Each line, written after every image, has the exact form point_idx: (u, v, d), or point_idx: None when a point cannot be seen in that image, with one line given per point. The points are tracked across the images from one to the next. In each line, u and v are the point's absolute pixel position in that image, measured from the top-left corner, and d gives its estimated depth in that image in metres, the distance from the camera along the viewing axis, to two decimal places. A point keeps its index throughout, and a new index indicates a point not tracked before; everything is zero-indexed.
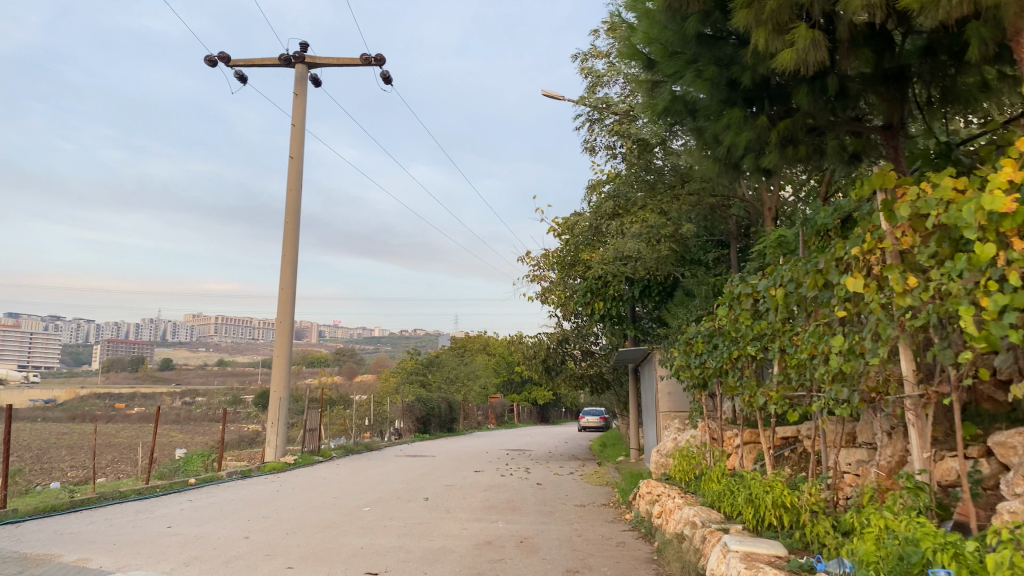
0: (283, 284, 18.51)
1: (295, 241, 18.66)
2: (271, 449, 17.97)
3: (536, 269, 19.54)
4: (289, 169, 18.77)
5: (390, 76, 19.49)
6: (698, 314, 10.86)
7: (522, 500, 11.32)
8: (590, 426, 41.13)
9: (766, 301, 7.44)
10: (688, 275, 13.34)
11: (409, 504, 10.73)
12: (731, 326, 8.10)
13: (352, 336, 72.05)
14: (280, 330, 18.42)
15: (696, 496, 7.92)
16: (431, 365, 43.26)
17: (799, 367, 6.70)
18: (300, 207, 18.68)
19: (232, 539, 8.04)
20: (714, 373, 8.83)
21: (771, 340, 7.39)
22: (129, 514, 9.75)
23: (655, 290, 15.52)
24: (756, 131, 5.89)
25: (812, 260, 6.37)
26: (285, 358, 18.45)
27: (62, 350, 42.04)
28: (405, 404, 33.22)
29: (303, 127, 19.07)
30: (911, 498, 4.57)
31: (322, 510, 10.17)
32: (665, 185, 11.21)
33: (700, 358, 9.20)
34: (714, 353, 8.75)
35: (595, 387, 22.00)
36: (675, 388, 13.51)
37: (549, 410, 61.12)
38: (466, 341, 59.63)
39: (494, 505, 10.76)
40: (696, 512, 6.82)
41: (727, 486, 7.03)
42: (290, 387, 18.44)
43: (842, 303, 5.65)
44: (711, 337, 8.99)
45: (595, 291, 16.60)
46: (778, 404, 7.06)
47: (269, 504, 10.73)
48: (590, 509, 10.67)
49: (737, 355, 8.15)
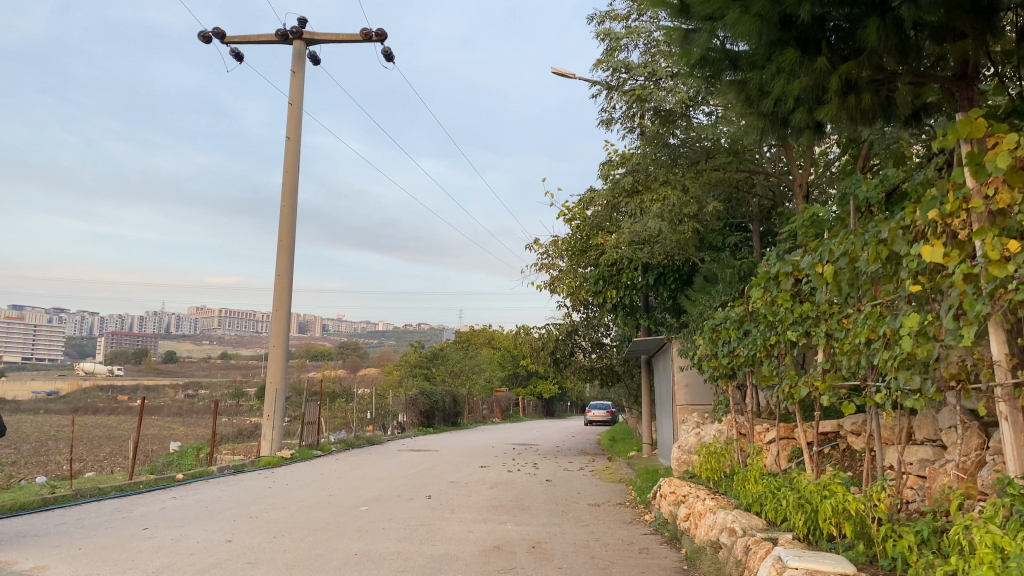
0: (280, 270, 17.75)
1: (292, 226, 17.90)
2: (267, 442, 17.18)
3: (544, 257, 18.72)
4: (286, 151, 18.00)
5: (392, 54, 18.70)
6: (724, 299, 10.04)
7: (531, 499, 10.55)
8: (597, 420, 40.35)
9: (811, 280, 6.63)
10: (708, 261, 12.53)
11: (409, 503, 9.97)
12: (767, 309, 7.29)
13: (356, 330, 71.25)
14: (276, 318, 17.66)
15: (729, 498, 7.11)
16: (435, 358, 42.42)
17: (854, 353, 5.89)
18: (297, 189, 17.92)
19: (211, 544, 7.30)
20: (746, 363, 8.01)
21: (816, 324, 6.62)
22: (105, 513, 9.00)
23: (670, 277, 14.71)
24: (812, 77, 5.12)
25: (871, 230, 5.56)
26: (282, 348, 17.65)
27: (67, 342, 41.44)
28: (408, 397, 32.50)
29: (300, 106, 18.30)
30: (1017, 509, 3.73)
31: (314, 509, 9.40)
32: (686, 159, 10.44)
33: (728, 347, 8.38)
34: (745, 340, 7.95)
35: (606, 379, 21.12)
36: (695, 380, 12.71)
37: (554, 405, 60.43)
38: (471, 334, 58.76)
39: (502, 504, 9.97)
40: (735, 517, 5.99)
41: (769, 490, 6.20)
42: (288, 379, 17.67)
43: (914, 277, 4.85)
44: (742, 324, 8.18)
45: (608, 278, 15.79)
46: (826, 394, 6.25)
47: (259, 502, 9.97)
48: (605, 508, 9.87)
49: (774, 341, 7.34)
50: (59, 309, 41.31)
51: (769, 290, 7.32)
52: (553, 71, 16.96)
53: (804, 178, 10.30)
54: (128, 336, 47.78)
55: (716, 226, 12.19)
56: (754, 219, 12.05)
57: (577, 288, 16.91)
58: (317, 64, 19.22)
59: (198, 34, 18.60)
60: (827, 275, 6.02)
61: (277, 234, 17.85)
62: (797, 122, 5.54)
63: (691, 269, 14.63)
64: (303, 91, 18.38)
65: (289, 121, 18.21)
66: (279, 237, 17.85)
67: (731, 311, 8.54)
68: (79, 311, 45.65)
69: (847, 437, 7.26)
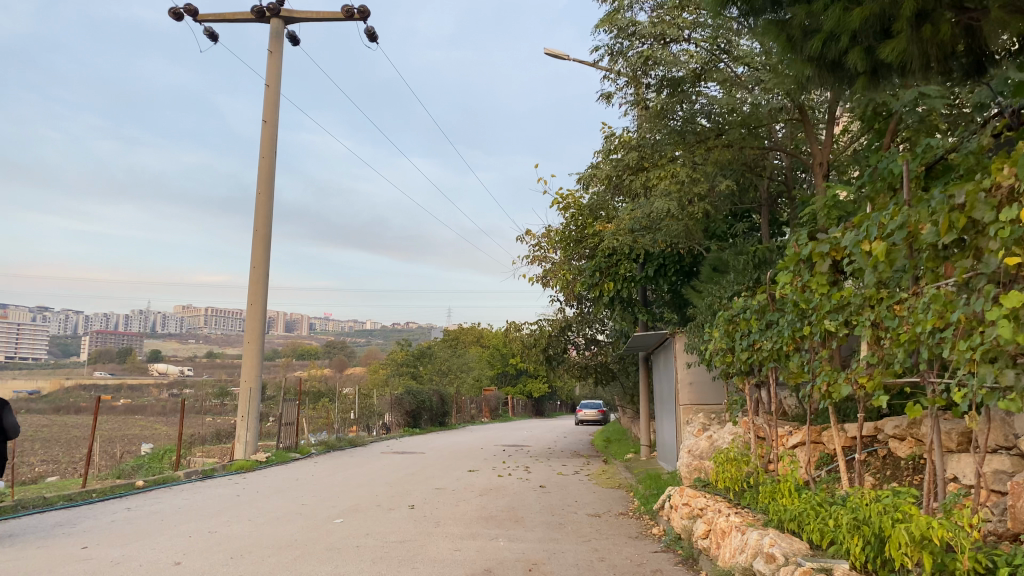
0: (255, 261, 16.70)
1: (268, 215, 16.87)
2: (241, 445, 16.08)
3: (537, 250, 17.76)
4: (262, 136, 16.97)
5: (375, 33, 17.70)
6: (737, 289, 9.15)
7: (524, 509, 9.58)
8: (589, 418, 39.47)
9: (853, 261, 5.69)
10: (716, 249, 11.61)
11: (390, 515, 8.99)
12: (797, 295, 6.36)
13: (347, 329, 70.02)
14: (250, 313, 16.59)
15: (756, 513, 6.17)
16: (422, 357, 40.93)
17: (913, 345, 4.97)
18: (274, 176, 16.91)
19: (156, 567, 6.30)
20: (769, 360, 7.08)
21: (860, 312, 5.70)
22: (44, 528, 7.98)
23: (671, 269, 13.84)
24: (878, 5, 4.40)
25: (940, 194, 4.63)
26: (258, 345, 16.56)
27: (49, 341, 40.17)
28: (393, 395, 31.48)
29: (278, 88, 17.27)
30: None
31: (282, 523, 8.41)
32: (694, 135, 9.49)
33: (747, 340, 7.43)
34: (770, 333, 7.02)
35: (601, 378, 19.86)
36: (700, 378, 11.82)
37: (545, 403, 59.53)
38: (459, 332, 57.70)
39: (492, 516, 9.01)
40: (774, 540, 5.05)
41: (810, 505, 5.26)
42: (263, 377, 16.60)
43: (1007, 249, 3.92)
44: (764, 314, 7.25)
45: (605, 270, 14.84)
46: (877, 395, 5.31)
47: (221, 515, 8.97)
48: (608, 520, 8.93)
49: (805, 331, 6.42)
50: (42, 307, 40.04)
51: (800, 275, 6.37)
52: (545, 52, 16.09)
53: (825, 156, 9.42)
54: (112, 334, 46.41)
55: (725, 211, 11.25)
56: (763, 203, 11.20)
57: (571, 281, 15.95)
58: (296, 44, 18.21)
59: (169, 11, 17.52)
60: (878, 254, 5.10)
61: (254, 223, 16.82)
62: (853, 66, 4.77)
63: (693, 260, 13.75)
64: (280, 72, 17.35)
65: (266, 103, 17.18)
66: (255, 226, 16.82)
67: (750, 301, 7.61)
68: (63, 310, 44.25)
69: (888, 443, 6.35)
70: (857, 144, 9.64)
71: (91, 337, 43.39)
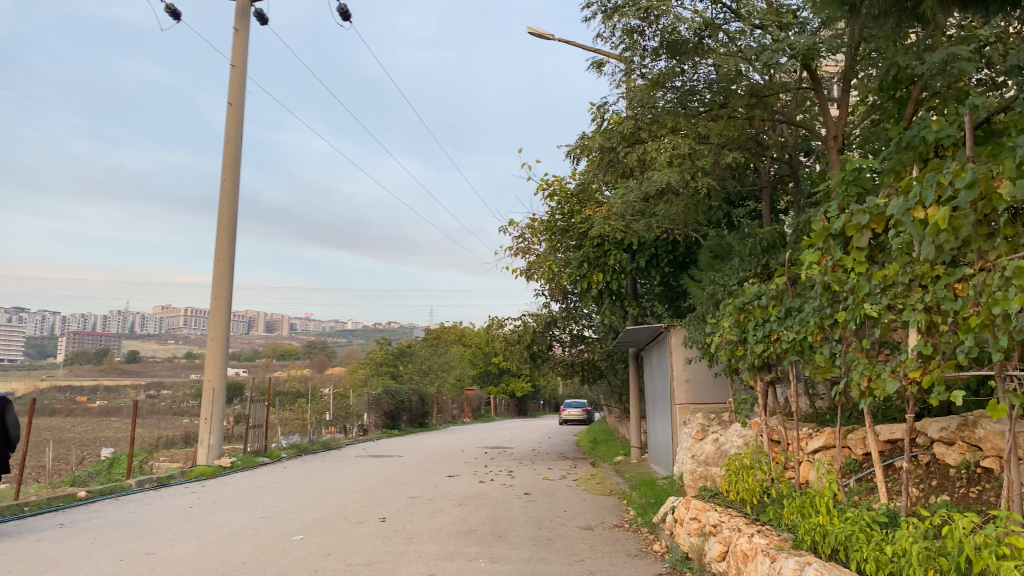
0: (219, 252, 15.62)
1: (234, 202, 15.82)
2: (204, 450, 14.95)
3: (521, 241, 16.79)
4: (227, 118, 15.90)
5: (348, 11, 16.68)
6: (743, 276, 8.25)
7: (508, 521, 8.62)
8: (573, 418, 38.64)
9: (901, 231, 4.80)
10: (714, 235, 10.77)
11: (357, 531, 7.97)
12: (828, 277, 5.45)
13: (329, 329, 68.65)
14: (214, 307, 15.49)
15: (785, 534, 5.22)
16: (403, 356, 39.10)
17: (985, 332, 4.05)
18: (240, 161, 15.88)
19: None
20: (791, 353, 6.17)
21: (909, 292, 4.80)
22: None
23: (663, 259, 13.05)
24: None
25: None
26: (222, 342, 15.47)
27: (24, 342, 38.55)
28: (371, 395, 30.44)
29: (243, 68, 16.21)
30: None
31: (233, 541, 7.39)
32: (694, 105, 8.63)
33: (762, 331, 6.51)
34: (793, 320, 6.11)
35: (587, 376, 19.03)
36: (698, 376, 10.94)
37: (528, 403, 58.59)
38: (441, 331, 56.59)
39: (474, 530, 8.06)
40: (820, 570, 4.09)
41: (858, 526, 4.33)
42: (228, 376, 15.51)
43: None
44: (784, 301, 6.36)
45: (593, 261, 13.97)
46: (934, 392, 4.39)
47: (166, 531, 7.92)
48: (602, 534, 8.02)
49: (836, 319, 5.52)
50: (15, 307, 38.43)
51: (833, 254, 5.46)
52: (529, 32, 15.14)
53: (839, 130, 8.59)
54: (88, 334, 44.92)
55: (723, 193, 10.43)
56: (764, 185, 10.38)
57: (556, 272, 14.91)
58: (263, 23, 17.14)
59: None
60: (941, 221, 4.19)
61: (217, 211, 15.76)
62: None
63: (687, 249, 12.95)
64: (246, 51, 16.29)
65: (232, 85, 16.12)
66: (219, 214, 15.76)
67: (765, 287, 6.71)
68: (38, 310, 42.55)
69: (932, 448, 5.44)
70: (874, 117, 8.84)
71: (67, 337, 41.93)
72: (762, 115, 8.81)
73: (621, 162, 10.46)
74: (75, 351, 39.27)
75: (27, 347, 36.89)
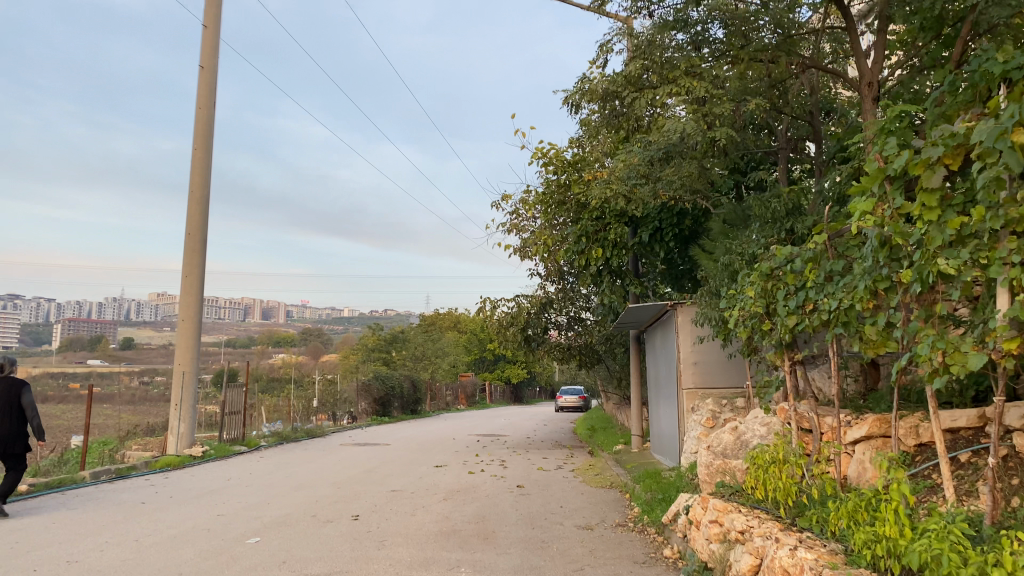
0: (190, 225, 14.55)
1: (206, 171, 14.75)
2: (173, 438, 13.91)
3: (514, 216, 15.72)
4: (199, 83, 14.83)
5: None
6: (764, 242, 7.27)
7: (496, 520, 7.61)
8: (569, 405, 37.75)
9: (988, 163, 3.78)
10: (724, 203, 9.82)
11: (322, 533, 6.94)
12: (886, 228, 4.43)
13: (326, 315, 67.73)
14: (185, 284, 14.43)
15: (835, 546, 4.20)
16: (395, 341, 38.59)
17: None
18: (213, 129, 14.82)
19: None
20: (832, 324, 5.17)
21: (1001, 245, 3.77)
22: None
23: (669, 234, 12.13)
24: None
25: None
26: (192, 323, 14.41)
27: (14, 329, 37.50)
28: (360, 381, 29.43)
29: (216, 29, 15.08)
30: None
31: (174, 545, 6.34)
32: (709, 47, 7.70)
33: (796, 300, 5.50)
34: (837, 286, 5.08)
35: (585, 361, 18.13)
36: (708, 358, 9.95)
37: (524, 390, 57.78)
38: (437, 316, 55.50)
39: (457, 531, 7.05)
40: None
41: (946, 544, 3.27)
42: (200, 360, 14.47)
43: None
44: (823, 264, 5.33)
45: (592, 236, 12.95)
46: None
47: (101, 533, 6.88)
48: (603, 535, 7.01)
49: (895, 280, 4.50)
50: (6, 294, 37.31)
51: (893, 200, 4.45)
52: None
53: (875, 76, 7.55)
54: (82, 320, 43.86)
55: (735, 154, 9.46)
56: (781, 147, 9.39)
57: (552, 249, 13.86)
58: None
59: None
60: None
61: (189, 183, 14.70)
62: None
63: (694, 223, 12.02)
64: (220, 11, 15.16)
65: (204, 47, 15.00)
66: (191, 186, 14.71)
67: (798, 248, 5.69)
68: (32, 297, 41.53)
69: (1012, 439, 4.44)
70: (914, 62, 7.82)
71: (62, 324, 40.99)
72: (787, 60, 7.82)
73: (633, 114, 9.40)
74: (69, 337, 38.31)
75: (22, 333, 35.80)
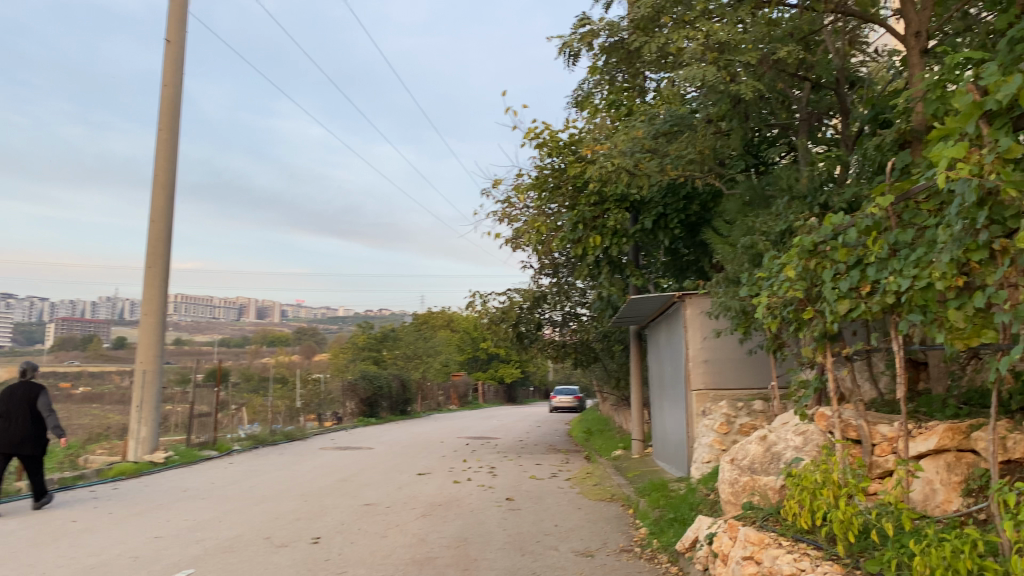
0: (154, 211, 13.42)
1: (172, 152, 13.61)
2: (134, 443, 12.77)
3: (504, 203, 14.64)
4: (164, 59, 13.69)
5: None
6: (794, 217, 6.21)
7: (480, 544, 6.49)
8: (563, 405, 36.67)
9: None
10: (739, 178, 8.77)
11: (272, 561, 5.82)
12: (988, 179, 3.33)
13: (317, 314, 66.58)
14: (149, 274, 13.30)
15: None
16: (386, 339, 37.07)
17: None
18: (180, 106, 13.70)
19: None
20: (902, 309, 4.06)
21: None
22: None
23: (674, 220, 11.05)
24: None
25: None
26: (156, 317, 13.28)
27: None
28: (348, 380, 28.31)
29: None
30: None
31: None
32: None
33: (849, 280, 4.40)
34: (907, 261, 3.98)
35: (580, 359, 16.96)
36: (720, 356, 8.89)
37: (518, 390, 56.76)
38: (430, 314, 54.42)
39: (431, 558, 5.94)
40: None
41: None
42: (163, 356, 13.33)
43: None
44: (887, 235, 4.22)
45: (590, 222, 11.89)
46: None
47: (8, 561, 5.76)
48: (605, 563, 5.91)
49: (1000, 249, 3.39)
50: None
51: (995, 142, 3.35)
52: None
53: (924, 25, 6.48)
54: (71, 318, 42.69)
55: (753, 124, 8.40)
56: (801, 119, 8.29)
57: (545, 237, 12.75)
58: None
59: None
60: None
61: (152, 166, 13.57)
62: None
63: (702, 207, 10.93)
64: None
65: (171, 20, 13.87)
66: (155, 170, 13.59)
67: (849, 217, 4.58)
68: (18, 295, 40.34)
69: None
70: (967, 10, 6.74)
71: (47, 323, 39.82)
72: None
73: (640, 70, 8.60)
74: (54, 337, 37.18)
75: (12, 333, 34.70)
